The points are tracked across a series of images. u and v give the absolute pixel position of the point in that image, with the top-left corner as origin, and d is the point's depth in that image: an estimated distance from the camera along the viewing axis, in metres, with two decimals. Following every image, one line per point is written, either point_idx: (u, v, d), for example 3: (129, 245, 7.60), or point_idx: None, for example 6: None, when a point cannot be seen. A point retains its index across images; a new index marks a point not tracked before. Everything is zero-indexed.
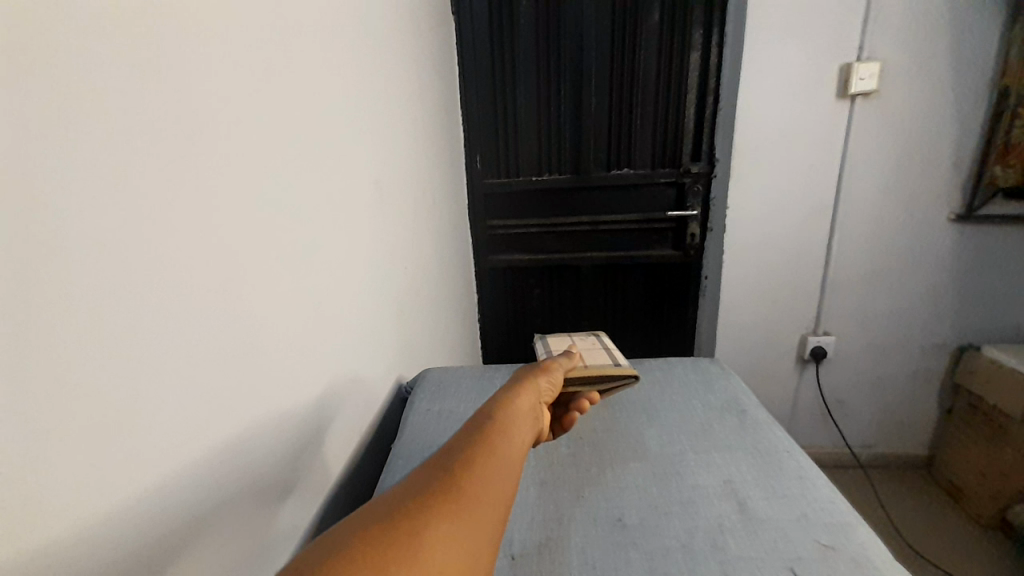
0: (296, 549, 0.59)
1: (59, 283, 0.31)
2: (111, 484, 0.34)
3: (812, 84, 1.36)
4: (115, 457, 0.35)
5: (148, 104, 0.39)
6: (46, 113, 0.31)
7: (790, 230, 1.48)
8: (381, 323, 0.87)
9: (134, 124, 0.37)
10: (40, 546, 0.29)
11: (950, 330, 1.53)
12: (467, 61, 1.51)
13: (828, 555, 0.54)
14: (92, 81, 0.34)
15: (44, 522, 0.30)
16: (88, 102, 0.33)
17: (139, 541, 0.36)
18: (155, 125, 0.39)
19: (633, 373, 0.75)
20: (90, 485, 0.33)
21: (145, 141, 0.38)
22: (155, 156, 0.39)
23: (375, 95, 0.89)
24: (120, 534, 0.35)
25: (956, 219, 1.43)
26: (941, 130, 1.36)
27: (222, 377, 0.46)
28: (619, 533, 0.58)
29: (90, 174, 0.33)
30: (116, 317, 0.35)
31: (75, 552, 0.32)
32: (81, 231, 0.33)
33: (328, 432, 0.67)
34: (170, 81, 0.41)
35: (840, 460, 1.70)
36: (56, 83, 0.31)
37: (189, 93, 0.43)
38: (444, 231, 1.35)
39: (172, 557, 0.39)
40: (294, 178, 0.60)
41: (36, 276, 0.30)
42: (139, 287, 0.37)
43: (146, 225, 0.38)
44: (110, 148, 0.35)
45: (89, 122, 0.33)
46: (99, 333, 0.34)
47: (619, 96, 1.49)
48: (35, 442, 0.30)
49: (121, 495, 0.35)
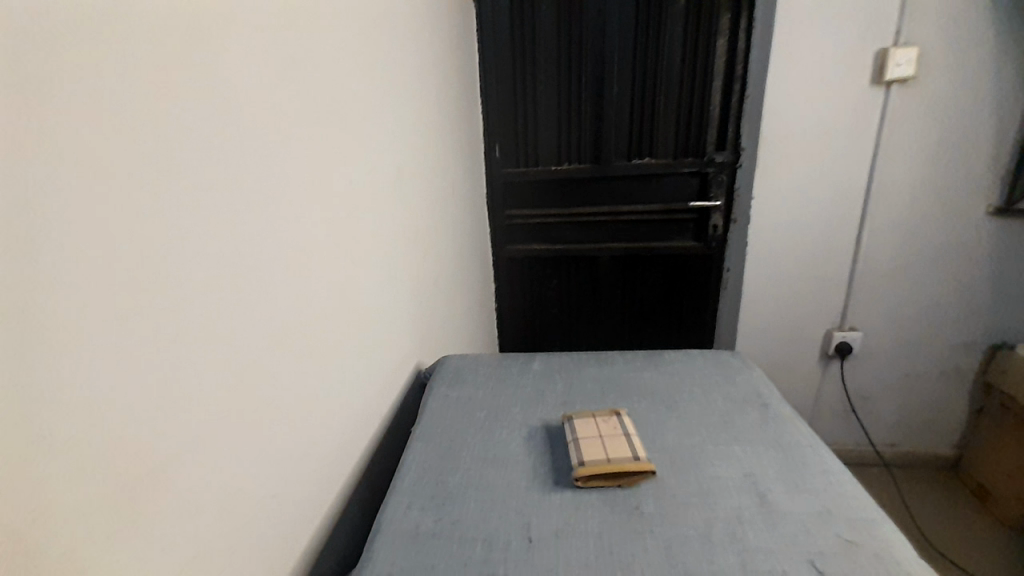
0: (315, 524, 0.61)
1: (85, 260, 0.33)
2: (132, 455, 0.36)
3: (844, 71, 1.31)
4: (135, 428, 0.36)
5: (164, 89, 0.39)
6: (60, 97, 0.31)
7: (816, 222, 1.44)
8: (400, 307, 0.89)
9: (149, 109, 0.37)
10: (68, 510, 0.32)
11: (983, 328, 1.48)
12: (488, 48, 1.49)
13: (851, 550, 0.53)
14: (106, 65, 0.34)
15: (69, 489, 0.32)
16: (101, 86, 0.34)
17: (149, 516, 0.38)
18: (172, 110, 0.40)
19: (648, 468, 0.64)
20: (109, 456, 0.34)
21: (159, 125, 0.38)
22: (180, 142, 0.40)
23: (396, 82, 0.89)
24: (131, 508, 0.36)
25: (994, 212, 1.36)
26: (983, 118, 1.30)
27: (241, 358, 0.48)
28: (637, 521, 0.59)
29: (104, 158, 0.34)
30: (140, 298, 0.37)
31: (94, 517, 0.33)
32: (105, 213, 0.34)
33: (347, 415, 0.69)
34: (194, 69, 0.42)
35: (863, 458, 1.67)
36: (70, 68, 0.32)
37: (204, 79, 0.43)
38: (463, 220, 1.36)
39: (189, 527, 0.41)
40: (316, 166, 0.61)
41: (61, 253, 0.31)
42: (161, 269, 0.38)
43: (172, 211, 0.40)
44: (126, 133, 0.36)
45: (104, 106, 0.34)
46: (123, 311, 0.35)
47: (642, 82, 1.46)
48: (61, 412, 0.31)
49: (144, 465, 0.37)
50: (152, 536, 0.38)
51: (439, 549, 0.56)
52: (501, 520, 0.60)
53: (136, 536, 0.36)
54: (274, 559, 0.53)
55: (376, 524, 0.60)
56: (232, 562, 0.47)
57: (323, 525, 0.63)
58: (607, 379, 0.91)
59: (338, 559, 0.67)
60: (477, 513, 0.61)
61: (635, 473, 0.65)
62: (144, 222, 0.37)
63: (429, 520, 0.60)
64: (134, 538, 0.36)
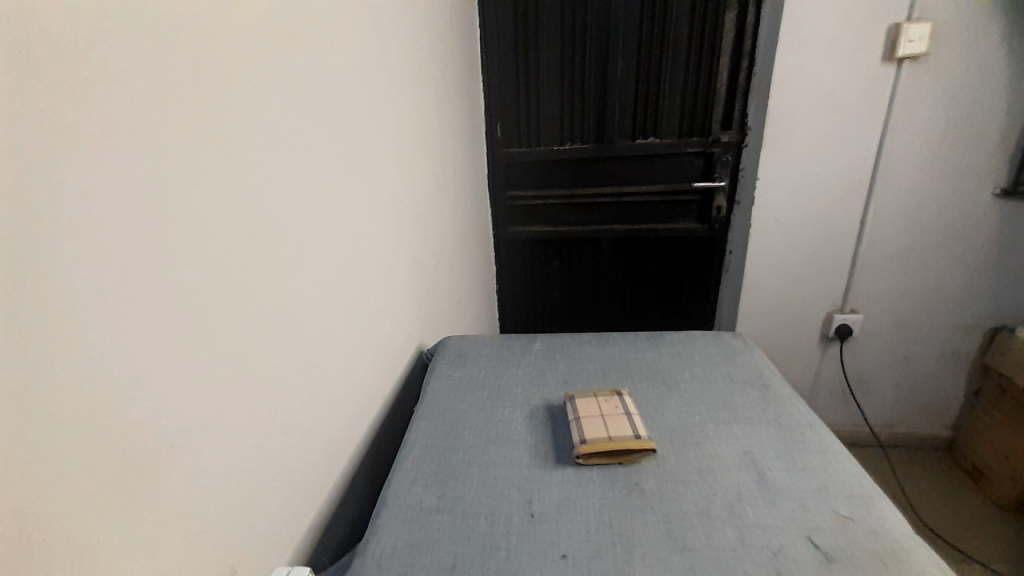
0: (320, 501, 0.62)
1: (91, 247, 0.33)
2: (140, 436, 0.37)
3: (856, 47, 1.27)
4: (143, 409, 0.37)
5: (161, 67, 0.38)
6: (52, 73, 0.30)
7: (821, 204, 1.43)
8: (401, 287, 0.88)
9: (143, 85, 0.36)
10: (83, 488, 0.33)
11: (983, 311, 1.48)
12: (490, 22, 1.45)
13: (847, 526, 0.55)
14: (97, 37, 0.33)
15: (83, 469, 0.33)
16: (93, 63, 0.32)
17: (154, 493, 0.38)
18: (165, 85, 0.38)
19: (650, 448, 0.65)
20: (120, 436, 0.35)
21: (156, 103, 0.37)
22: (180, 124, 0.40)
23: (397, 57, 0.87)
24: (134, 485, 0.36)
25: (1000, 194, 1.35)
26: (994, 97, 1.27)
27: (245, 340, 0.48)
28: (637, 497, 0.60)
29: (100, 138, 0.33)
30: (144, 282, 0.37)
31: (104, 496, 0.34)
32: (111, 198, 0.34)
33: (350, 395, 0.70)
34: (193, 49, 0.41)
35: (860, 439, 1.69)
36: (62, 42, 0.31)
37: (199, 52, 0.41)
38: (464, 201, 1.34)
39: (197, 504, 0.42)
40: (318, 144, 0.61)
41: (66, 240, 0.31)
42: (164, 252, 0.38)
43: (175, 195, 0.39)
44: (122, 113, 0.35)
45: (98, 83, 0.33)
46: (128, 295, 0.35)
47: (648, 59, 1.42)
48: (74, 394, 0.32)
49: (153, 444, 0.38)
50: (162, 512, 0.39)
51: (443, 525, 0.57)
52: (503, 497, 0.61)
53: (146, 513, 0.37)
54: (280, 534, 0.54)
55: (380, 500, 0.61)
56: (239, 536, 0.48)
57: (328, 501, 0.65)
58: (608, 359, 0.91)
59: (343, 534, 0.69)
60: (479, 489, 0.62)
61: (634, 453, 0.65)
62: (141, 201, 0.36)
63: (431, 497, 0.61)
64: (145, 515, 0.37)
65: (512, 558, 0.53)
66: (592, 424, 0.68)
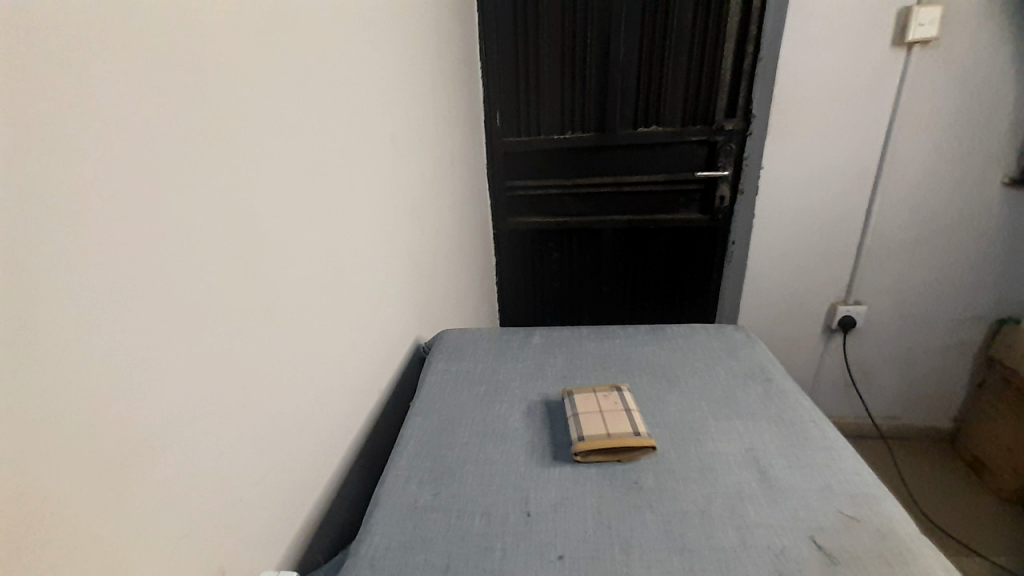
0: (314, 498, 0.62)
1: (82, 256, 0.32)
2: (137, 443, 0.36)
3: (866, 32, 1.23)
4: (140, 418, 0.37)
5: (149, 70, 0.37)
6: (28, 61, 0.29)
7: (826, 193, 1.40)
8: (398, 281, 0.87)
9: (123, 80, 0.35)
10: (83, 500, 0.32)
11: (989, 302, 1.46)
12: (489, 7, 1.41)
13: (851, 525, 0.54)
14: (73, 16, 0.31)
15: (82, 481, 0.32)
16: (78, 71, 0.32)
17: (143, 489, 0.37)
18: (155, 88, 0.37)
19: (652, 445, 0.63)
20: (119, 444, 0.35)
21: (143, 107, 0.36)
22: (169, 128, 0.39)
23: (391, 38, 0.84)
24: (126, 483, 0.36)
25: (1009, 183, 1.32)
26: (1006, 83, 1.24)
27: (237, 343, 0.47)
28: (635, 495, 0.59)
29: (89, 144, 0.32)
30: (137, 290, 0.36)
31: (105, 507, 0.34)
32: (100, 203, 0.33)
33: (344, 390, 0.69)
34: (179, 49, 0.40)
35: (861, 430, 1.67)
36: (35, 23, 0.29)
37: (188, 54, 0.40)
38: (461, 190, 1.30)
39: (195, 508, 0.42)
40: (309, 133, 0.58)
41: (50, 250, 0.30)
42: (156, 257, 0.38)
43: (165, 201, 0.38)
44: (110, 119, 0.34)
45: (86, 90, 0.32)
46: (121, 303, 0.35)
47: (651, 44, 1.38)
48: (71, 406, 0.32)
49: (152, 450, 0.38)
50: (160, 518, 0.39)
51: (437, 524, 0.56)
52: (499, 495, 0.60)
53: (144, 520, 0.37)
54: (274, 534, 0.54)
55: (375, 498, 0.60)
56: (231, 534, 0.47)
57: (324, 497, 0.64)
58: (608, 353, 0.89)
59: (337, 530, 0.68)
60: (475, 487, 0.61)
61: (634, 453, 0.64)
62: (127, 190, 0.35)
63: (426, 495, 0.60)
64: (143, 520, 0.37)
65: (507, 559, 0.52)
66: (589, 423, 0.67)
